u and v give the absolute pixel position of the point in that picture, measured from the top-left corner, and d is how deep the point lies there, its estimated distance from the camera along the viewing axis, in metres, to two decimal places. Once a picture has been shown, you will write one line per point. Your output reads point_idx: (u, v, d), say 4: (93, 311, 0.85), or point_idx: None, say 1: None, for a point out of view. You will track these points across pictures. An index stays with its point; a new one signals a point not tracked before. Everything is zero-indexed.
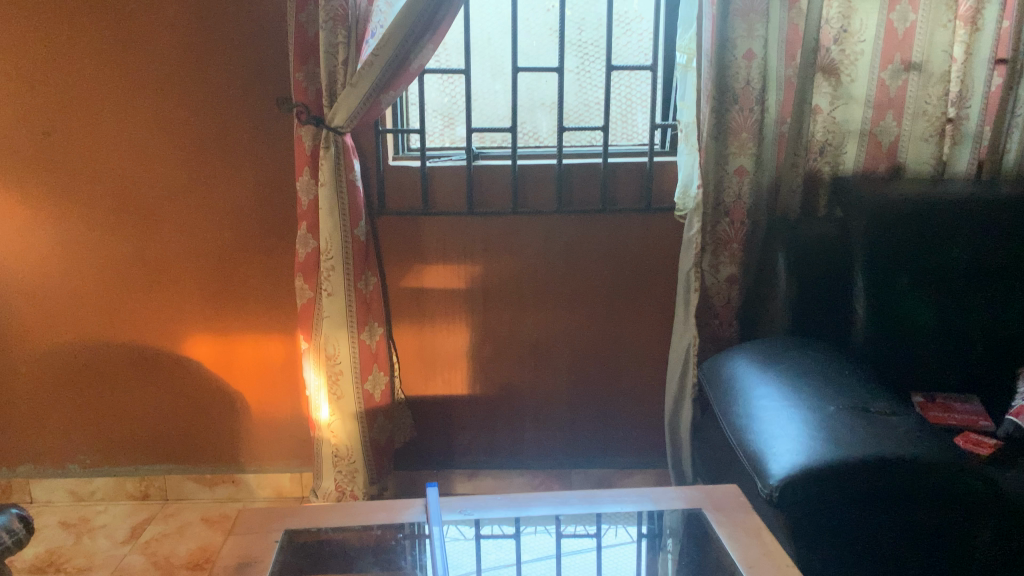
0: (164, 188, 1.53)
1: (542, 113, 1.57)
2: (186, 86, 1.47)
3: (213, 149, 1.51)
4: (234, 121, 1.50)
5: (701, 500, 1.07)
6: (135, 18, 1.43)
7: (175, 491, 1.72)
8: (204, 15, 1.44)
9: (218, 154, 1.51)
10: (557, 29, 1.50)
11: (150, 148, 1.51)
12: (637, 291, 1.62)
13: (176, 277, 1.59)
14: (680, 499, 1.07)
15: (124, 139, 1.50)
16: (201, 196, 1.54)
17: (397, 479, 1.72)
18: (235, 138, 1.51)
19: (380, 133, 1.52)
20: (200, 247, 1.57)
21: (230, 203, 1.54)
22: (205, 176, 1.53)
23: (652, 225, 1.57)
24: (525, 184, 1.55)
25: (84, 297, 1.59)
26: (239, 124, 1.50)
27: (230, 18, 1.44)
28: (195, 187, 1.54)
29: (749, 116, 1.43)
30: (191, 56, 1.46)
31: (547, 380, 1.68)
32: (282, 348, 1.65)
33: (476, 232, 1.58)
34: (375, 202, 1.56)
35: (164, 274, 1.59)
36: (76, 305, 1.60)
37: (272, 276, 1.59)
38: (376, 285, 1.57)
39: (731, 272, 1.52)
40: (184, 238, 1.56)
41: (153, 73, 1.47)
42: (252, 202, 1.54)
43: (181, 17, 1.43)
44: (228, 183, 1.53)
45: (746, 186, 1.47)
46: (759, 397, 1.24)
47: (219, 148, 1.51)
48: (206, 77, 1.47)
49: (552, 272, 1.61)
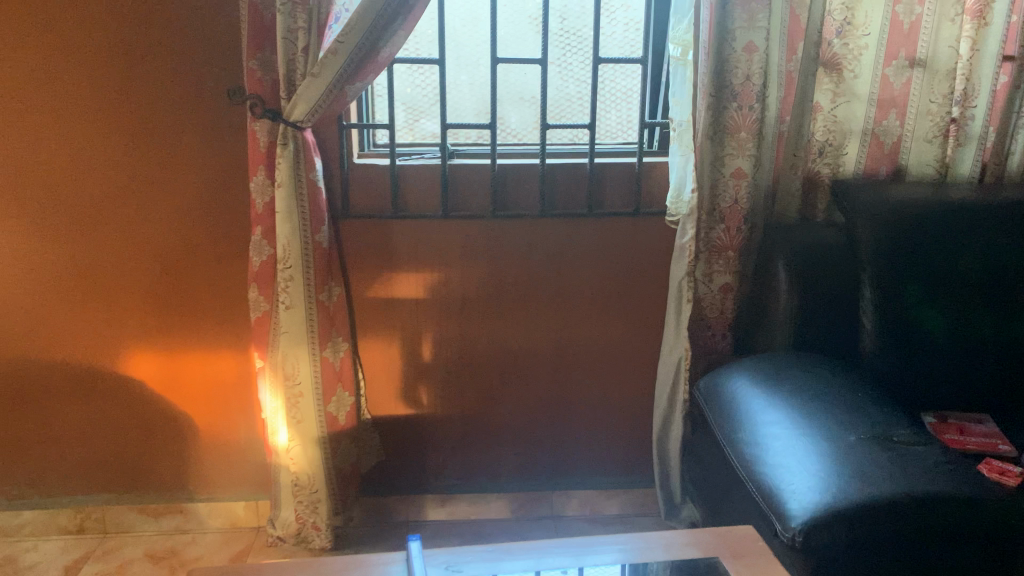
0: (98, 189, 1.36)
1: (520, 107, 1.45)
2: (123, 75, 1.30)
3: (155, 145, 1.34)
4: (179, 114, 1.33)
5: (703, 543, 0.96)
6: None
7: (115, 524, 1.55)
8: None
9: (161, 151, 1.35)
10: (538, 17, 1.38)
11: (82, 143, 1.33)
12: (623, 301, 1.51)
13: (115, 288, 1.42)
14: (675, 543, 0.96)
15: (52, 132, 1.32)
16: (141, 198, 1.37)
17: (364, 505, 1.58)
18: (180, 134, 1.34)
19: (344, 129, 1.37)
20: (142, 255, 1.41)
21: (175, 206, 1.38)
22: (146, 175, 1.36)
23: (641, 230, 1.46)
24: (504, 185, 1.42)
25: (8, 310, 1.41)
26: (185, 117, 1.34)
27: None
28: (135, 188, 1.37)
29: (749, 114, 1.32)
30: (128, 39, 1.29)
31: (526, 397, 1.56)
32: (234, 366, 1.49)
33: (450, 238, 1.44)
34: (338, 204, 1.41)
35: (100, 285, 1.42)
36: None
37: (224, 286, 1.43)
38: (340, 297, 1.42)
39: (726, 282, 1.41)
40: (123, 245, 1.40)
41: (85, 57, 1.29)
42: (200, 205, 1.38)
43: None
44: (172, 183, 1.37)
45: (743, 190, 1.37)
46: (768, 423, 1.13)
47: (162, 144, 1.35)
48: (146, 64, 1.30)
49: (533, 281, 1.48)
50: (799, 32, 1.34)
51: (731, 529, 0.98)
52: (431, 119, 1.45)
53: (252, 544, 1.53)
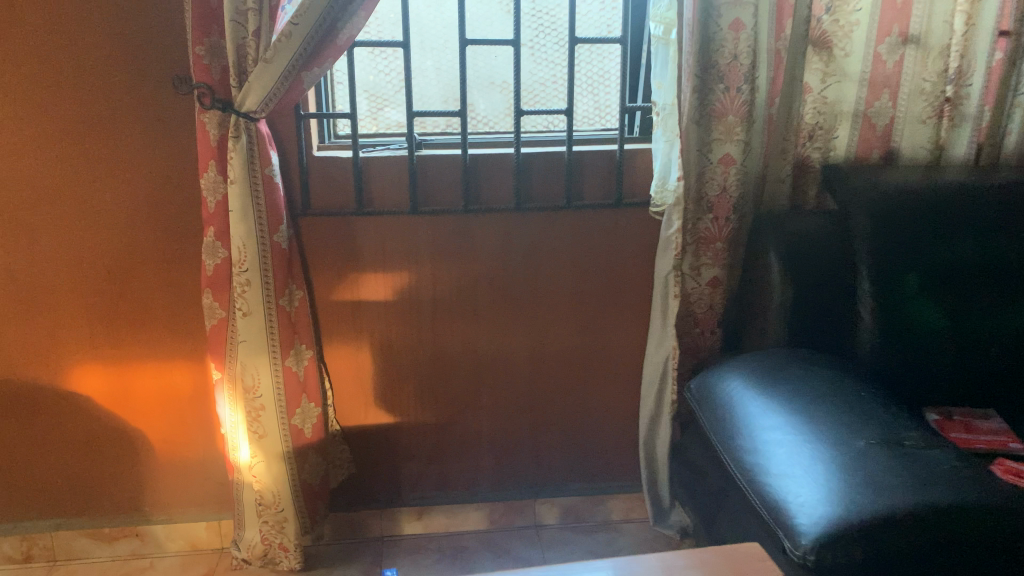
0: (30, 191, 1.24)
1: (491, 93, 1.35)
2: (53, 63, 1.18)
3: (92, 140, 1.22)
4: (119, 106, 1.21)
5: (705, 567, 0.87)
6: None
7: (65, 551, 1.44)
8: None
9: (99, 146, 1.23)
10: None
11: (9, 139, 1.21)
12: (606, 297, 1.43)
13: (53, 297, 1.30)
14: (672, 567, 0.88)
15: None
16: (79, 199, 1.25)
17: (335, 520, 1.49)
18: (120, 127, 1.22)
19: (302, 119, 1.26)
20: (82, 261, 1.29)
21: (117, 206, 1.26)
22: (83, 173, 1.24)
23: (623, 222, 1.37)
24: (477, 177, 1.32)
25: None
26: (125, 108, 1.22)
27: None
28: (72, 188, 1.25)
29: (737, 97, 1.24)
30: (56, 22, 1.16)
31: (505, 401, 1.47)
32: (190, 378, 1.38)
33: (420, 235, 1.34)
34: (297, 201, 1.30)
35: (38, 294, 1.30)
36: None
37: (175, 292, 1.32)
38: (302, 301, 1.32)
39: (715, 276, 1.33)
40: (61, 250, 1.27)
41: (8, 43, 1.16)
42: (145, 205, 1.27)
43: None
44: (114, 182, 1.25)
45: (732, 177, 1.28)
46: (768, 426, 1.05)
47: (100, 138, 1.22)
48: (79, 50, 1.18)
49: (510, 280, 1.39)
50: (788, 8, 1.25)
51: (731, 548, 0.91)
52: (395, 108, 1.35)
53: (216, 568, 1.42)
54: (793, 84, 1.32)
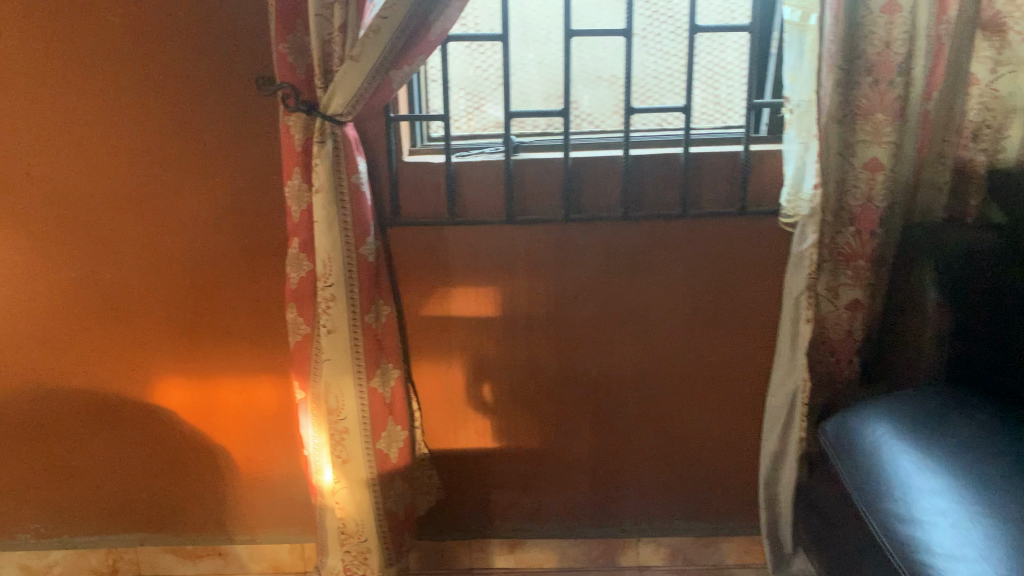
0: (114, 198, 1.19)
1: (597, 89, 1.21)
2: (134, 63, 1.11)
3: (172, 145, 1.16)
4: (202, 108, 1.14)
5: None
6: None
7: (150, 565, 1.41)
8: None
9: (181, 149, 1.16)
10: None
11: (89, 145, 1.15)
12: (725, 318, 1.27)
13: (135, 308, 1.25)
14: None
15: (58, 132, 1.15)
16: (163, 206, 1.19)
17: (423, 548, 1.40)
18: (202, 130, 1.15)
19: (391, 121, 1.16)
20: (164, 272, 1.23)
21: (200, 215, 1.20)
22: (164, 181, 1.18)
23: (746, 233, 1.21)
24: (581, 183, 1.19)
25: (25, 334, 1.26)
26: (205, 112, 1.14)
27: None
28: (155, 195, 1.19)
29: (889, 91, 1.05)
30: (135, 16, 1.09)
31: (606, 429, 1.34)
32: (274, 394, 1.31)
33: (516, 247, 1.22)
34: (385, 209, 1.20)
35: (120, 304, 1.25)
36: (15, 345, 1.27)
37: (259, 305, 1.25)
38: (389, 318, 1.22)
39: (856, 298, 1.16)
40: (143, 261, 1.22)
41: (89, 41, 1.10)
42: (229, 213, 1.20)
43: None
44: (196, 189, 1.18)
45: (880, 184, 1.10)
46: (930, 496, 0.88)
47: (181, 145, 1.16)
48: (158, 46, 1.11)
49: (615, 297, 1.25)
50: None
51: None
52: (494, 105, 1.23)
53: None
54: (956, 75, 1.13)
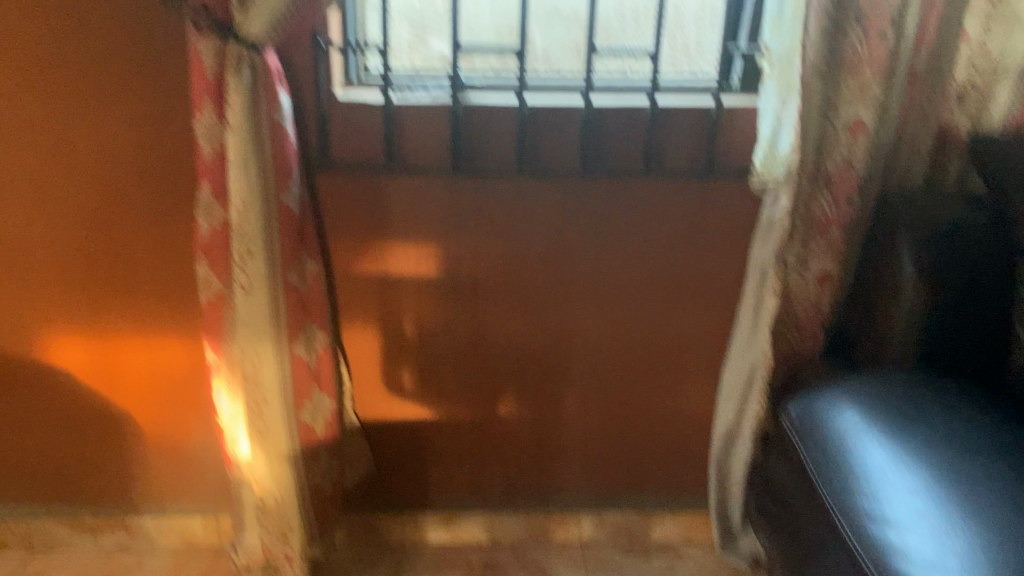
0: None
1: (556, 27, 1.09)
2: None
3: (60, 59, 0.98)
4: (94, 25, 0.97)
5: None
6: None
7: (44, 539, 1.27)
8: None
9: (68, 65, 0.99)
10: None
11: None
12: (684, 286, 1.17)
13: (19, 252, 1.09)
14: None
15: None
16: (50, 140, 1.02)
17: (351, 522, 1.30)
18: (94, 46, 0.98)
19: (320, 51, 1.00)
20: (53, 210, 1.06)
21: (94, 147, 1.03)
22: (50, 103, 1.01)
23: (712, 195, 1.11)
24: (535, 133, 1.06)
25: None
26: (99, 22, 0.97)
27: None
28: (40, 127, 1.02)
29: (880, 45, 0.95)
30: None
31: (552, 400, 1.24)
32: (184, 356, 1.17)
33: (462, 202, 1.10)
34: (312, 152, 1.06)
35: (0, 245, 1.08)
36: None
37: (167, 257, 1.10)
38: (315, 276, 1.09)
39: (825, 270, 1.08)
40: (27, 197, 1.05)
41: None
42: (129, 151, 1.04)
43: None
44: (90, 121, 1.02)
45: (861, 147, 1.01)
46: (901, 488, 0.81)
47: (69, 58, 0.98)
48: None
49: (569, 260, 1.14)
50: None
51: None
52: (440, 38, 1.09)
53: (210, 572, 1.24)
54: (947, 28, 1.02)
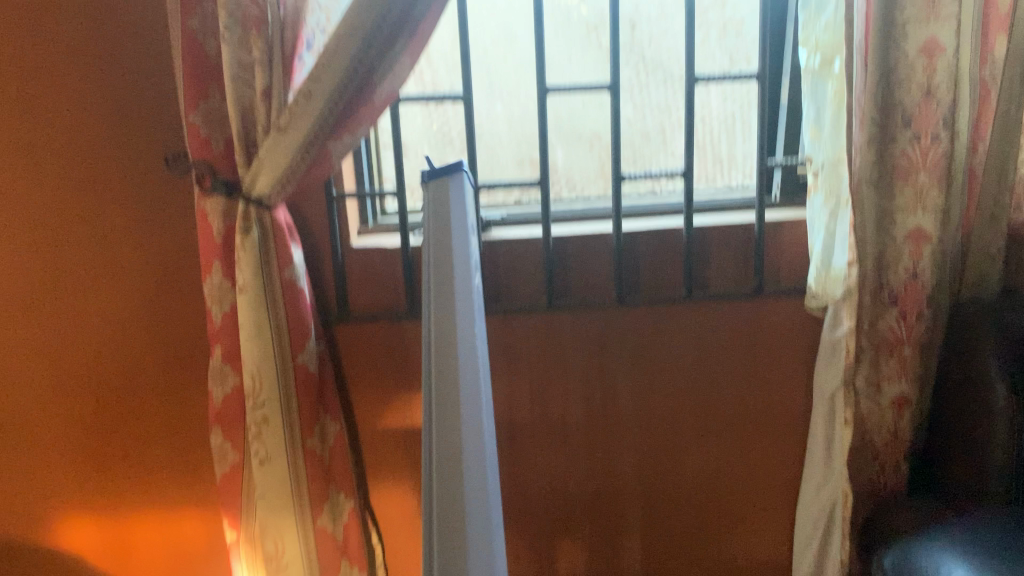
0: (41, 313, 1.07)
1: (582, 152, 1.12)
2: (65, 170, 1.01)
3: (85, 220, 1.03)
4: (123, 193, 1.02)
5: None
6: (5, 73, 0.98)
7: None
8: (89, 60, 0.97)
9: (110, 252, 1.04)
10: (603, 43, 1.06)
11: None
12: (733, 419, 1.11)
13: (42, 406, 1.10)
14: None
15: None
16: (86, 320, 1.07)
17: None
18: (124, 228, 1.04)
19: (334, 197, 1.00)
20: (70, 365, 1.09)
21: (106, 306, 1.06)
22: (70, 258, 1.04)
23: (761, 315, 1.07)
24: (565, 264, 1.05)
25: None
26: (123, 181, 1.02)
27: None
28: (77, 308, 1.06)
29: (934, 146, 0.85)
30: (76, 122, 1.00)
31: (609, 554, 1.16)
32: (202, 530, 1.16)
33: (495, 345, 1.07)
34: (331, 307, 1.04)
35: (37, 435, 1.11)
36: None
37: (182, 427, 1.11)
38: (338, 438, 1.02)
39: (903, 395, 0.94)
40: (56, 356, 1.08)
41: (23, 136, 1.00)
42: (153, 322, 1.07)
43: (61, 63, 0.97)
44: (115, 301, 1.06)
45: (928, 258, 0.88)
46: None
47: (89, 213, 1.03)
48: (97, 156, 1.01)
49: (614, 393, 1.10)
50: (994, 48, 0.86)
51: None
52: None
53: None
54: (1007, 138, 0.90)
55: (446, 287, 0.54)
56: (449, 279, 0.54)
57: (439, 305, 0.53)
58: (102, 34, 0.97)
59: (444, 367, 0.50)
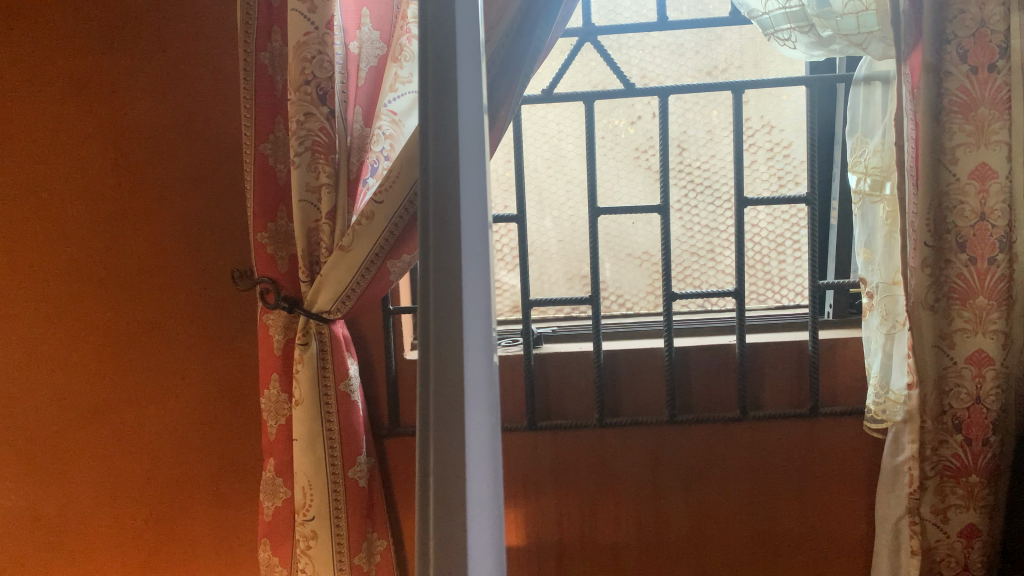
0: (113, 417, 1.10)
1: (632, 268, 1.14)
2: (146, 280, 1.06)
3: (159, 323, 1.07)
4: (193, 303, 1.06)
5: None
6: (98, 190, 1.04)
7: None
8: (170, 179, 1.04)
9: (181, 358, 1.08)
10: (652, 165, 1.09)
11: (70, 307, 1.07)
12: (790, 542, 1.07)
13: (103, 509, 1.12)
14: None
15: (46, 301, 1.07)
16: (154, 423, 1.10)
17: None
18: (196, 335, 1.07)
19: (390, 312, 1.03)
20: (132, 467, 1.11)
21: (170, 407, 1.09)
22: (140, 364, 1.08)
23: (818, 435, 1.04)
24: (615, 379, 1.05)
25: (11, 556, 1.15)
26: (195, 288, 1.06)
27: (179, 92, 1.01)
28: (147, 412, 1.10)
29: (992, 270, 0.84)
30: (156, 235, 1.05)
31: None
32: None
33: (544, 460, 1.06)
34: (382, 420, 1.05)
35: (101, 536, 1.13)
36: None
37: (238, 533, 1.12)
38: (386, 554, 1.00)
39: (973, 524, 0.88)
40: (125, 459, 1.11)
41: (109, 248, 1.06)
42: (215, 427, 1.09)
43: (146, 182, 1.04)
44: (182, 405, 1.09)
45: (992, 382, 0.86)
46: None
47: (163, 323, 1.07)
48: (174, 267, 1.06)
49: (667, 514, 1.07)
50: None
51: None
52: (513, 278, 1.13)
53: None
54: None
55: (451, 163, 0.59)
56: (451, 250, 0.59)
57: (439, 268, 0.59)
58: (182, 156, 1.03)
59: (447, 297, 0.59)
